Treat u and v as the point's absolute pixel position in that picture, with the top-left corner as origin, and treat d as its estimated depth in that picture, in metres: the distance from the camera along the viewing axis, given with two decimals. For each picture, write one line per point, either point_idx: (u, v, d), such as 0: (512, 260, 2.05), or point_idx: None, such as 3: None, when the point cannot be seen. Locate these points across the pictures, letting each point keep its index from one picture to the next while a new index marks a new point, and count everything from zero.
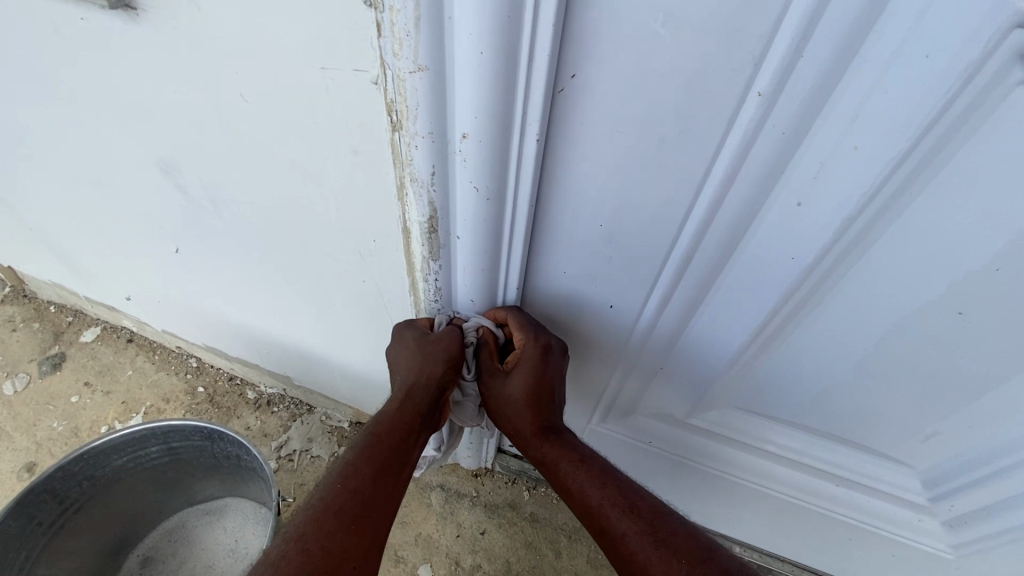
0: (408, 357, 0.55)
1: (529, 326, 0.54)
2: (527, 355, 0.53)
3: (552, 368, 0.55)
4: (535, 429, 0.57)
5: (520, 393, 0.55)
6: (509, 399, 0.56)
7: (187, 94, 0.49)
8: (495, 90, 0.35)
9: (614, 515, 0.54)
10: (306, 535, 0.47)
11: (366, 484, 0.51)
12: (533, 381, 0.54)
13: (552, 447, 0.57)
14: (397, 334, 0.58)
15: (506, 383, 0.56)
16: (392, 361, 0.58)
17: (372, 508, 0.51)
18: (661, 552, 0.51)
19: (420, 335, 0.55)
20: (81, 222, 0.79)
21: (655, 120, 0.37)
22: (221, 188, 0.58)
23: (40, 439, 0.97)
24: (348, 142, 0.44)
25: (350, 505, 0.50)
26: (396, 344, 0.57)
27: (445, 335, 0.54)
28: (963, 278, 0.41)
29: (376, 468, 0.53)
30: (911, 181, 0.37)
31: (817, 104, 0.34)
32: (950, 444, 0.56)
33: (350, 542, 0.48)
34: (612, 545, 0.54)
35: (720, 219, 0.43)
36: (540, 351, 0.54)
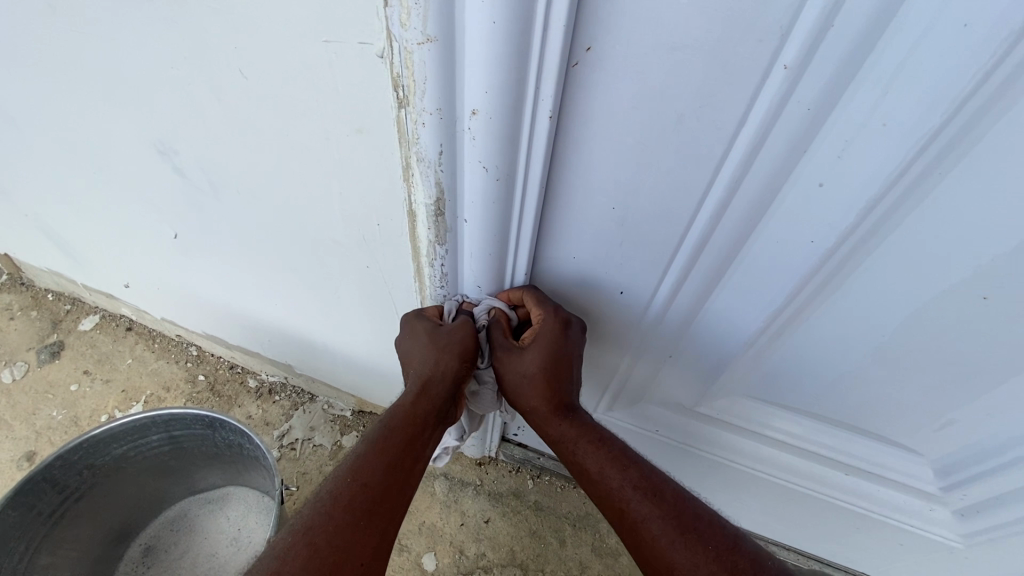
0: (423, 350, 0.54)
1: (545, 302, 0.53)
2: (544, 332, 0.52)
3: (570, 342, 0.53)
4: (554, 408, 0.55)
5: (536, 367, 0.53)
6: (526, 379, 0.54)
7: (183, 71, 0.47)
8: (508, 64, 0.33)
9: (636, 500, 0.53)
10: (313, 530, 0.47)
11: (376, 477, 0.51)
12: (549, 358, 0.53)
13: (568, 426, 0.56)
14: (407, 326, 0.57)
15: (520, 363, 0.54)
16: (405, 355, 0.57)
17: (383, 502, 0.50)
18: (687, 537, 0.50)
19: (431, 327, 0.54)
20: (77, 207, 0.78)
21: (674, 95, 0.35)
22: (220, 171, 0.56)
23: (39, 428, 0.97)
24: (353, 121, 0.43)
25: (360, 499, 0.49)
26: (407, 338, 0.56)
27: (459, 327, 0.53)
28: (988, 262, 0.40)
29: (388, 461, 0.52)
30: (941, 161, 0.35)
31: (845, 79, 0.33)
32: (965, 433, 0.55)
33: (359, 537, 0.48)
34: (631, 530, 0.53)
35: (737, 201, 0.42)
36: (557, 325, 0.52)
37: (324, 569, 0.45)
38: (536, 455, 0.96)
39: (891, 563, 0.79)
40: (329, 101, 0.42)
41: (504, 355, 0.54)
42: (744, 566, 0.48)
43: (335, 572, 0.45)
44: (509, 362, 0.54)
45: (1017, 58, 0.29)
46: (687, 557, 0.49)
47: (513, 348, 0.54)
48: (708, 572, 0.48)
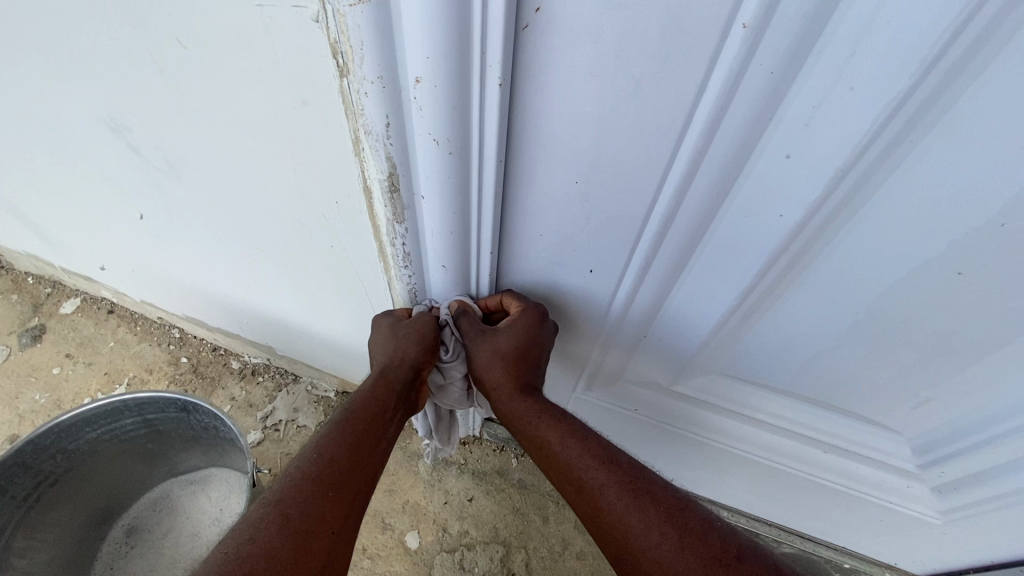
0: (384, 341, 0.56)
1: (524, 299, 0.54)
2: (523, 321, 0.53)
3: (544, 333, 0.54)
4: (519, 388, 0.57)
5: (511, 352, 0.55)
6: (498, 363, 0.56)
7: (121, 42, 0.44)
8: (449, 26, 0.31)
9: (592, 466, 0.52)
10: (283, 501, 0.45)
11: (342, 454, 0.50)
12: (524, 347, 0.54)
13: (531, 405, 0.57)
14: (377, 323, 0.57)
15: (493, 345, 0.54)
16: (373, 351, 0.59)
17: (350, 478, 0.49)
18: (639, 500, 0.50)
19: (394, 322, 0.56)
20: (41, 187, 0.76)
21: (628, 59, 0.33)
22: (175, 148, 0.54)
23: (22, 411, 0.97)
24: (299, 92, 0.41)
25: (327, 473, 0.48)
26: (376, 332, 0.57)
27: (423, 321, 0.55)
28: (965, 235, 0.38)
29: (352, 440, 0.51)
30: (913, 127, 0.33)
31: (810, 39, 0.30)
32: (943, 410, 0.54)
33: (331, 507, 0.47)
34: (588, 500, 0.52)
35: (704, 173, 0.40)
36: (537, 317, 0.53)
37: (299, 534, 0.44)
38: None
39: (871, 539, 0.79)
40: (272, 70, 0.40)
41: (471, 343, 0.55)
42: (694, 524, 0.48)
43: (305, 541, 0.44)
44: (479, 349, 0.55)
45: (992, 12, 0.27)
46: (641, 521, 0.48)
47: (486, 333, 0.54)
48: (661, 533, 0.47)
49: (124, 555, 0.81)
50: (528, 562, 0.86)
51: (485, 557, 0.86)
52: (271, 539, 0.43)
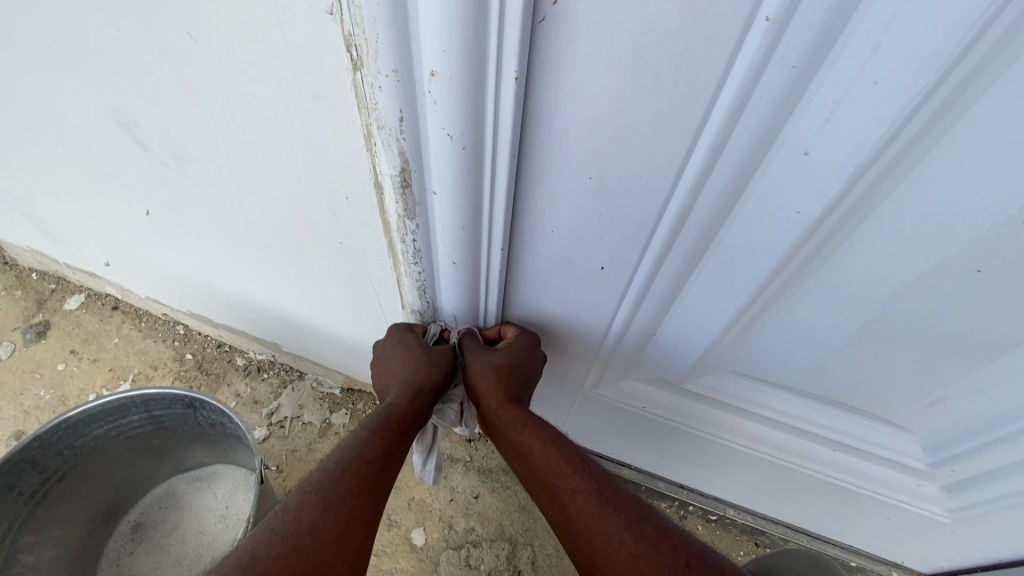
0: (404, 357, 0.58)
1: (522, 328, 0.59)
2: (522, 341, 0.57)
3: (537, 360, 0.58)
4: (506, 398, 0.58)
5: (505, 364, 0.57)
6: (491, 372, 0.57)
7: (129, 35, 0.44)
8: (465, 18, 0.30)
9: (567, 472, 0.52)
10: (325, 489, 0.47)
11: (379, 455, 0.52)
12: (519, 363, 0.57)
13: (517, 414, 0.57)
14: (394, 337, 0.60)
15: (489, 359, 0.57)
16: (384, 361, 0.61)
17: (381, 479, 0.51)
18: (603, 509, 0.49)
19: (416, 342, 0.58)
20: (47, 182, 0.75)
21: (647, 52, 0.32)
22: (183, 142, 0.54)
23: (27, 407, 0.96)
24: (310, 86, 0.40)
25: (365, 471, 0.50)
26: (388, 347, 0.60)
27: (444, 350, 0.59)
28: (984, 233, 0.37)
29: (388, 447, 0.53)
30: (936, 123, 0.33)
31: (834, 31, 0.30)
32: (955, 409, 0.53)
33: (367, 502, 0.48)
34: (558, 504, 0.52)
35: (720, 170, 0.39)
36: (533, 341, 0.58)
37: (335, 525, 0.45)
38: None
39: (878, 537, 0.78)
40: (284, 64, 0.39)
41: (469, 359, 0.58)
42: (651, 534, 0.47)
43: (343, 532, 0.45)
44: (478, 371, 0.57)
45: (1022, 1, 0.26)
46: (601, 527, 0.48)
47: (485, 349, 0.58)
48: (619, 540, 0.47)
49: (130, 551, 0.81)
50: (534, 559, 0.86)
51: (491, 554, 0.86)
52: (311, 524, 0.44)
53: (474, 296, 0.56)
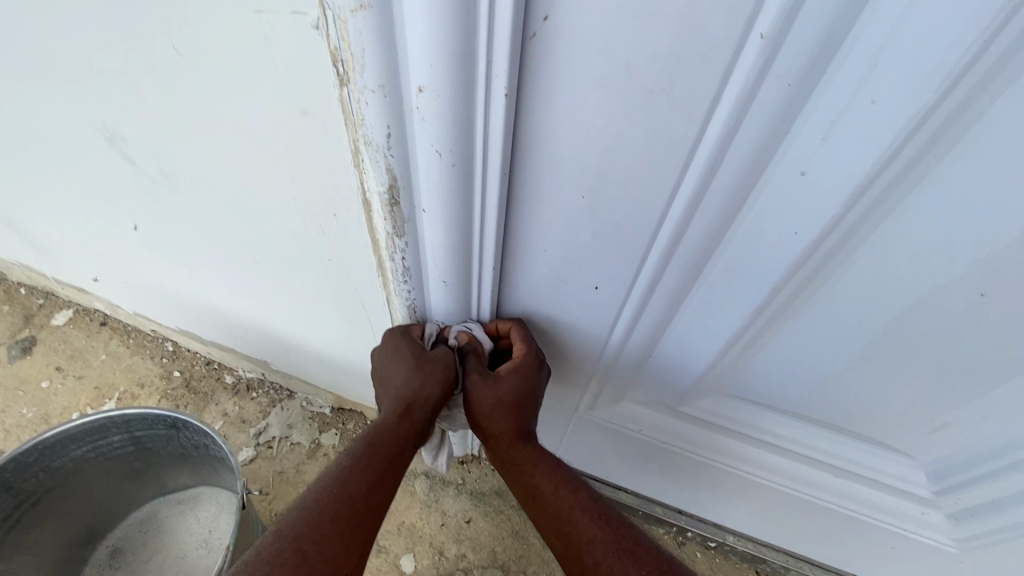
0: (401, 371, 0.53)
1: (530, 343, 0.53)
2: (526, 367, 0.53)
3: (542, 381, 0.55)
4: (513, 433, 0.56)
5: (510, 396, 0.54)
6: (494, 403, 0.54)
7: (116, 49, 0.43)
8: (453, 33, 0.30)
9: (583, 520, 0.51)
10: (300, 537, 0.44)
11: (361, 494, 0.49)
12: (523, 391, 0.54)
13: (528, 452, 0.56)
14: (388, 342, 0.55)
15: (495, 393, 0.53)
16: (378, 369, 0.56)
17: (367, 516, 0.48)
18: (624, 563, 0.48)
19: (413, 352, 0.53)
20: (34, 195, 0.74)
21: (639, 69, 0.32)
22: (171, 157, 0.53)
23: (8, 426, 0.94)
24: (298, 101, 0.39)
25: (346, 511, 0.47)
26: (384, 355, 0.55)
27: (440, 355, 0.53)
28: (986, 255, 0.36)
29: (371, 481, 0.50)
30: (935, 144, 0.32)
31: (830, 50, 0.29)
32: (960, 436, 0.52)
33: (348, 547, 0.46)
34: (573, 554, 0.50)
35: (715, 186, 0.38)
36: (538, 362, 0.53)
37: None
38: None
39: (882, 566, 0.76)
40: (270, 78, 0.39)
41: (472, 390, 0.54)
42: None
43: None
44: (480, 395, 0.54)
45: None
46: None
47: (488, 376, 0.53)
48: None
49: None
50: None
51: None
52: None
53: (460, 310, 0.54)
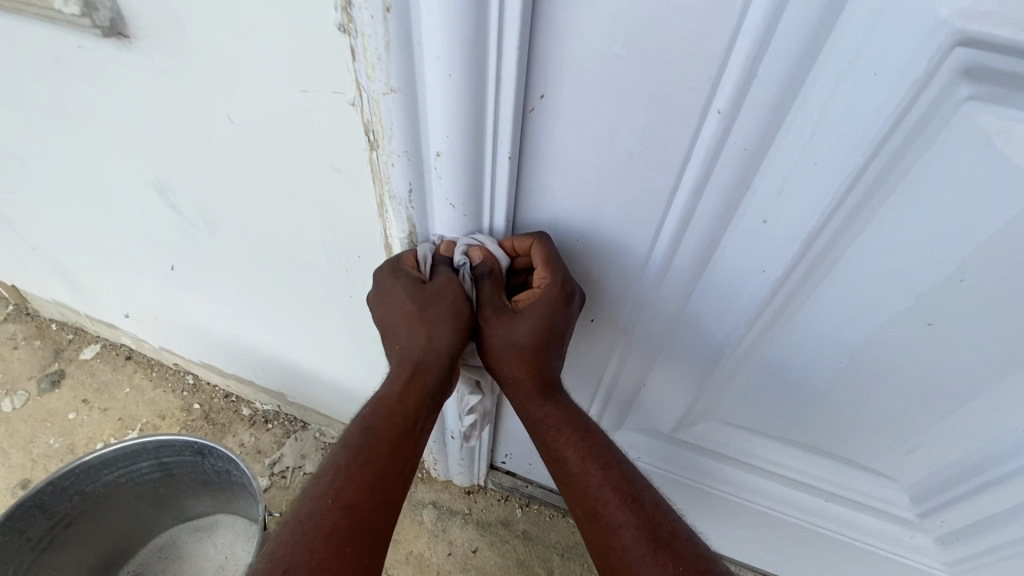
0: (407, 317, 0.48)
1: (558, 269, 0.45)
2: (548, 302, 0.46)
3: (570, 317, 0.48)
4: (536, 385, 0.53)
5: (529, 337, 0.48)
6: (515, 348, 0.49)
7: (176, 116, 0.50)
8: (466, 110, 0.36)
9: (612, 504, 0.52)
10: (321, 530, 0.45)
11: (365, 501, 0.48)
12: (545, 328, 0.48)
13: (549, 410, 0.54)
14: (383, 277, 0.48)
15: (513, 335, 0.49)
16: (379, 313, 0.50)
17: (386, 501, 0.49)
18: (657, 551, 0.49)
19: (413, 288, 0.47)
20: (80, 238, 0.81)
21: (620, 136, 0.38)
22: (213, 207, 0.60)
23: (35, 456, 0.98)
24: (332, 161, 0.46)
25: (364, 500, 0.48)
26: (382, 292, 0.48)
27: (445, 287, 0.46)
28: (930, 291, 0.42)
29: (388, 462, 0.51)
30: (871, 196, 0.38)
31: (775, 122, 0.35)
32: (935, 458, 0.55)
33: (370, 532, 0.47)
34: (601, 533, 0.52)
35: (691, 231, 0.44)
36: (563, 297, 0.46)
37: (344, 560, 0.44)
38: (524, 484, 0.96)
39: None
40: (310, 143, 0.46)
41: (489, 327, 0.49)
42: None
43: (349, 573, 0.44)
44: (498, 337, 0.49)
45: (930, 95, 0.32)
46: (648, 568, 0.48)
47: (506, 316, 0.49)
48: None
49: None
50: None
51: None
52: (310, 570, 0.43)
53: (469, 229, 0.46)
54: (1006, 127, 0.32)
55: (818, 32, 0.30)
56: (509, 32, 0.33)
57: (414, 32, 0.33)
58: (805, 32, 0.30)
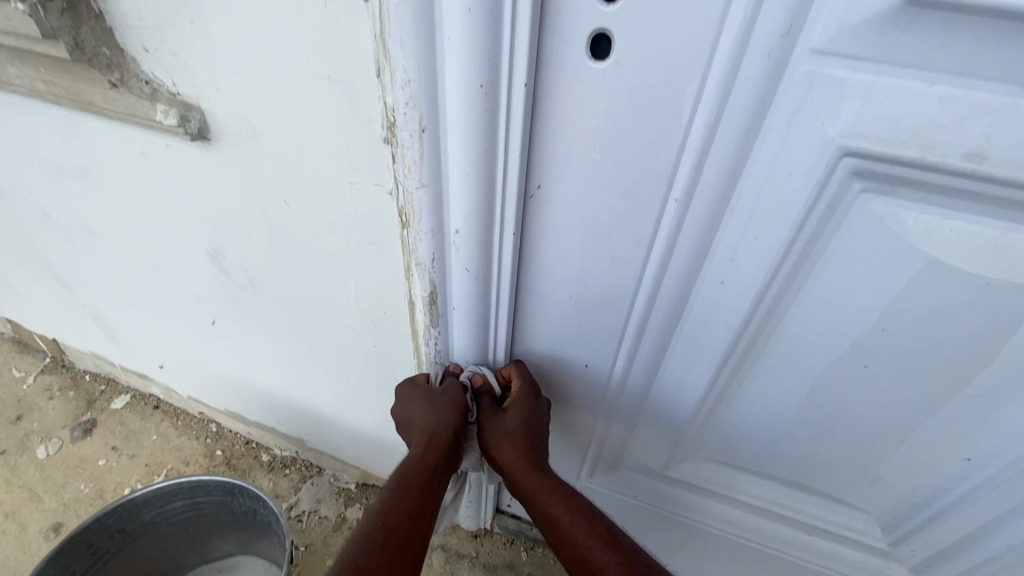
0: (420, 409, 0.61)
1: (529, 386, 0.62)
2: (525, 396, 0.61)
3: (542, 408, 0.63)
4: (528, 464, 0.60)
5: (517, 425, 0.60)
6: (505, 434, 0.61)
7: (238, 198, 0.61)
8: (480, 199, 0.47)
9: (598, 548, 0.57)
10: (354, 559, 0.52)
11: (403, 523, 0.56)
12: (527, 419, 0.60)
13: (544, 482, 0.61)
14: (401, 393, 0.64)
15: (502, 424, 0.61)
16: (400, 419, 0.64)
17: (409, 544, 0.55)
18: None
19: (424, 390, 0.62)
20: (131, 297, 0.91)
21: (602, 215, 0.48)
22: (259, 271, 0.70)
23: (67, 500, 1.05)
24: (369, 235, 0.56)
25: (390, 539, 0.55)
26: (402, 402, 0.64)
27: (448, 388, 0.61)
28: (863, 339, 0.50)
29: (409, 509, 0.58)
30: (804, 262, 0.47)
31: (721, 207, 0.45)
32: (896, 489, 0.62)
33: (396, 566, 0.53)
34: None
35: (664, 291, 0.53)
36: (534, 393, 0.62)
37: None
38: (529, 527, 1.00)
39: None
40: (351, 221, 0.56)
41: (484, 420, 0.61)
42: None
43: None
44: (490, 427, 0.61)
45: (833, 188, 0.42)
46: None
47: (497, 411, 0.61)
48: None
49: None
50: None
51: None
52: None
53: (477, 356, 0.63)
54: (895, 210, 0.42)
55: (743, 144, 0.41)
56: (515, 143, 0.44)
57: (441, 145, 0.44)
58: (733, 144, 0.41)
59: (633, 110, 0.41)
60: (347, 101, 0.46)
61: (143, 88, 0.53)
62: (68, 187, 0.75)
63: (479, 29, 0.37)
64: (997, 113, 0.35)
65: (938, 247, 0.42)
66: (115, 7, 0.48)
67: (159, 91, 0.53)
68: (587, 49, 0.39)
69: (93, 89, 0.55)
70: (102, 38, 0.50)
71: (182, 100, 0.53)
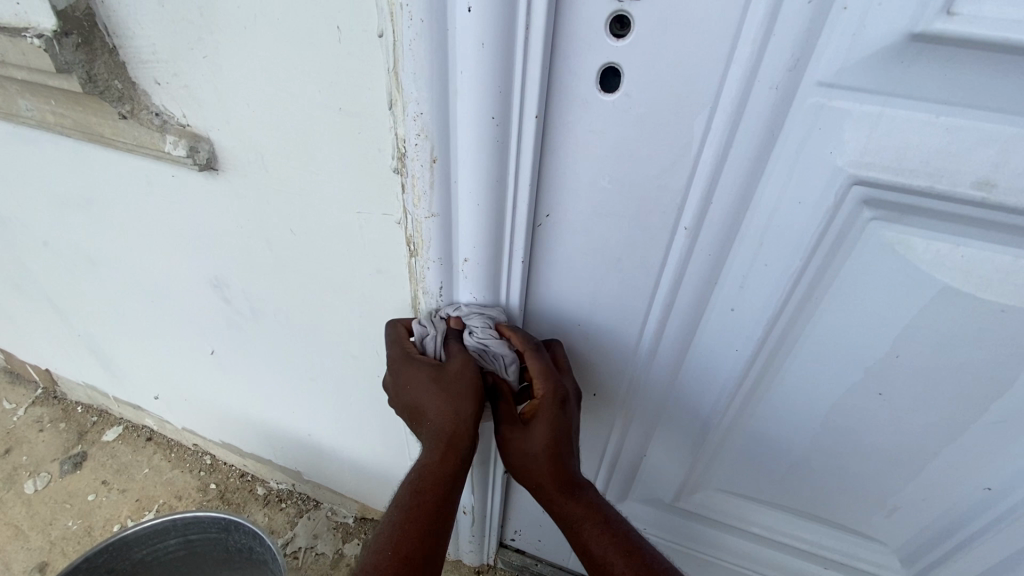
0: (430, 397, 0.51)
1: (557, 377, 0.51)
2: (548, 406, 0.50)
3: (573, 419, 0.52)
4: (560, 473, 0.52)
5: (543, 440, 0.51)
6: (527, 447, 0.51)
7: (244, 227, 0.61)
8: (490, 229, 0.47)
9: None
10: None
11: (416, 552, 0.50)
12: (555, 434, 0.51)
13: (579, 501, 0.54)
14: (398, 362, 0.52)
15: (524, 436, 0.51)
16: (402, 395, 0.54)
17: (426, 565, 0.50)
18: None
19: (432, 372, 0.50)
20: (129, 326, 0.90)
21: (611, 244, 0.48)
22: (262, 299, 0.69)
23: (54, 538, 1.01)
24: (375, 264, 0.56)
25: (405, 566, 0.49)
26: (404, 378, 0.52)
27: (460, 368, 0.50)
28: (876, 366, 0.50)
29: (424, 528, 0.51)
30: (815, 289, 0.47)
31: (731, 235, 0.46)
32: (913, 518, 0.60)
33: None
34: None
35: (674, 318, 0.53)
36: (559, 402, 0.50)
37: None
38: (534, 562, 0.97)
39: None
40: (358, 249, 0.56)
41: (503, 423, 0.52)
42: None
43: None
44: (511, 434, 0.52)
45: (843, 215, 0.42)
46: None
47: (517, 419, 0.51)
48: None
49: None
50: None
51: None
52: None
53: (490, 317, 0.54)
54: (905, 237, 0.42)
55: (752, 173, 0.41)
56: (525, 174, 0.44)
57: (452, 175, 0.44)
58: (742, 173, 0.41)
59: (642, 140, 0.41)
60: (358, 133, 0.46)
61: (153, 120, 0.54)
62: (70, 217, 0.75)
63: (491, 63, 0.37)
64: (1004, 141, 0.35)
65: (950, 273, 0.42)
66: (130, 42, 0.49)
67: (168, 123, 0.54)
68: (596, 82, 0.40)
69: (102, 120, 0.55)
70: (115, 71, 0.51)
71: (191, 131, 0.53)
